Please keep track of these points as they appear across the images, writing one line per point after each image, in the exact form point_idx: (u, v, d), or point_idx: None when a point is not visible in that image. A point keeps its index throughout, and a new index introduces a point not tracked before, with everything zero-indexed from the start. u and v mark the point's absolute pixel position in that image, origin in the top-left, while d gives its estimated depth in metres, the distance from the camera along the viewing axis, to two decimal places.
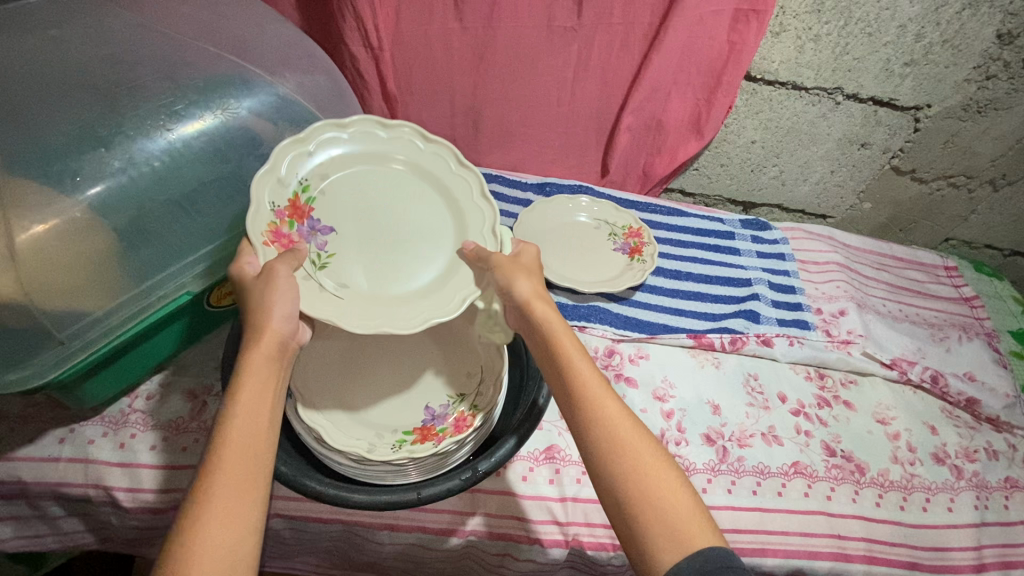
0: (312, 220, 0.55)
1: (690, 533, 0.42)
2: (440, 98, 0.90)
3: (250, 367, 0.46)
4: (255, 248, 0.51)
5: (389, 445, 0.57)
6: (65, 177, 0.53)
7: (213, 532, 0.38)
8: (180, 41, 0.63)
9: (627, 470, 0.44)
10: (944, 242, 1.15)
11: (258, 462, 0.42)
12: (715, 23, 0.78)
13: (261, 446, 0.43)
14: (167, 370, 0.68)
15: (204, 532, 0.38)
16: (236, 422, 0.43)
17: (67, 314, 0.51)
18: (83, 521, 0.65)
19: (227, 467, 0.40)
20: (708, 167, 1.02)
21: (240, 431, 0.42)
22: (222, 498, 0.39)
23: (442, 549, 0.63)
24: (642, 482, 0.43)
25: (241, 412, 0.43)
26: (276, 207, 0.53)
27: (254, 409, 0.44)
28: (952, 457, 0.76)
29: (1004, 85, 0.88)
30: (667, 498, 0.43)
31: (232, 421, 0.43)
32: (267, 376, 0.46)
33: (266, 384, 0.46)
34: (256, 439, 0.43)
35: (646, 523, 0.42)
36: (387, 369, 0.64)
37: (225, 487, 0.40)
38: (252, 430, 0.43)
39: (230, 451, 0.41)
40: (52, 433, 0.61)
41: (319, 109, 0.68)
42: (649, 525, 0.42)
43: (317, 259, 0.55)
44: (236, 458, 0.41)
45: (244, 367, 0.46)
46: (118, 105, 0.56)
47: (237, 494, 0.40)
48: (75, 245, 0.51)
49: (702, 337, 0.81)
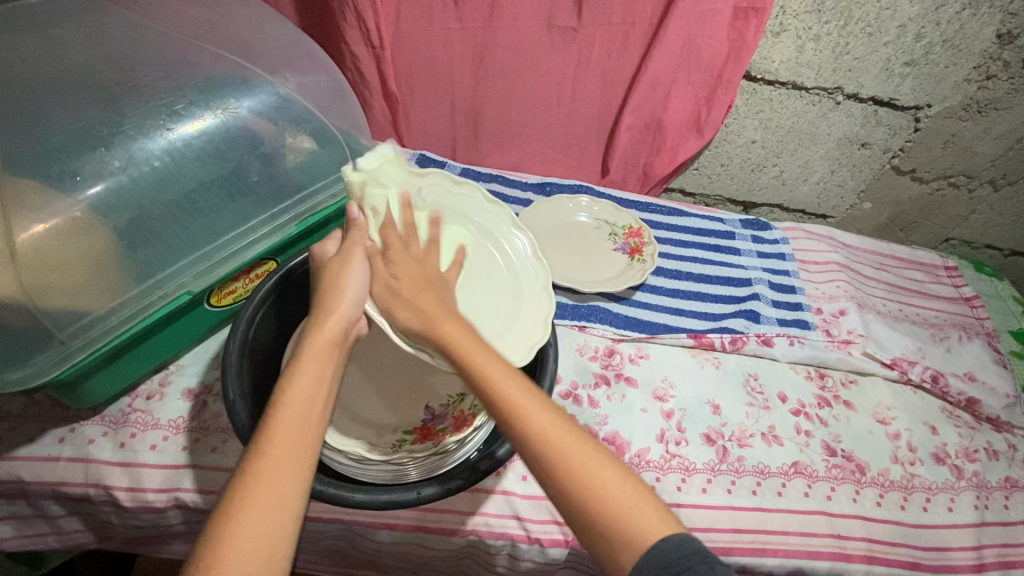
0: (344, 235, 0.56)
1: (643, 522, 0.41)
2: (440, 97, 0.90)
3: (309, 352, 0.45)
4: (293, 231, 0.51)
5: (389, 444, 0.58)
6: (66, 176, 0.52)
7: (253, 520, 0.37)
8: (180, 41, 0.63)
9: (566, 476, 0.42)
10: (944, 242, 1.15)
11: (304, 452, 0.41)
12: (715, 22, 0.78)
13: (310, 435, 0.42)
14: (168, 369, 0.68)
15: (242, 521, 0.37)
16: (288, 407, 0.42)
17: (67, 314, 0.51)
18: (83, 520, 0.65)
19: (274, 454, 0.40)
20: (708, 167, 1.02)
21: (290, 419, 0.42)
22: (265, 483, 0.39)
23: (442, 549, 0.63)
24: (585, 482, 0.42)
25: (292, 397, 0.43)
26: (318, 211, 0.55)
27: (306, 396, 0.43)
28: (953, 457, 0.76)
29: (1005, 85, 0.88)
30: (616, 490, 0.42)
31: (284, 406, 0.42)
32: (322, 363, 0.46)
33: (320, 372, 0.45)
34: (305, 427, 0.42)
35: (600, 522, 0.41)
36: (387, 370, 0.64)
37: (269, 472, 0.39)
38: (304, 418, 0.42)
39: (280, 437, 0.41)
40: (52, 433, 0.61)
41: (320, 107, 0.68)
42: (603, 527, 0.41)
43: (350, 265, 0.53)
44: (285, 446, 0.41)
45: (303, 352, 0.45)
46: (119, 105, 0.56)
47: (279, 484, 0.39)
48: (75, 243, 0.52)
49: (702, 337, 0.81)
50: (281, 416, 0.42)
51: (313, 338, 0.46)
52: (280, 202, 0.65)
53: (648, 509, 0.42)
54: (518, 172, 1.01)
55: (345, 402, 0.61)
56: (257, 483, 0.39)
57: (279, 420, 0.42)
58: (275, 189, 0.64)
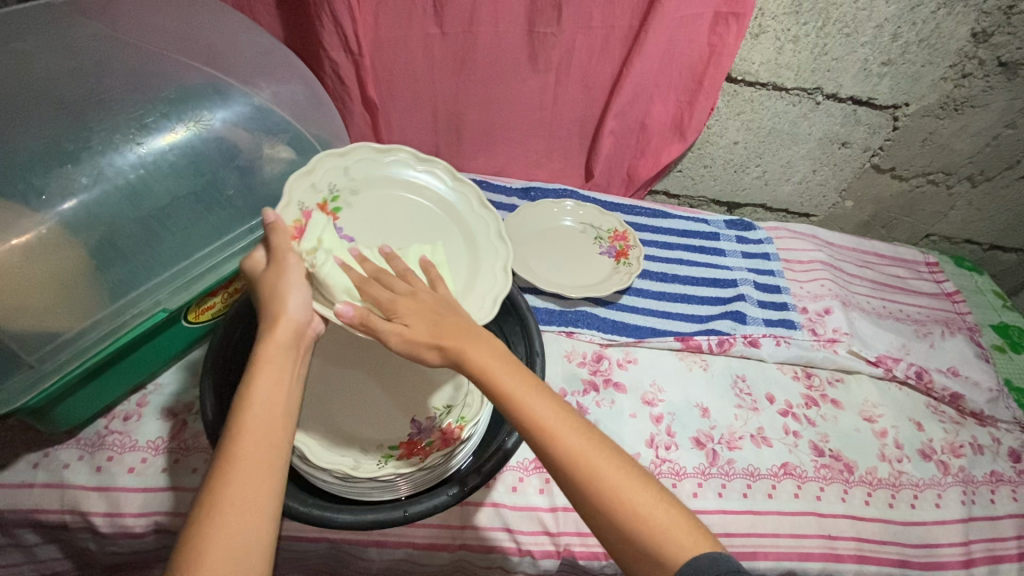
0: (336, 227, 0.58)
1: (681, 544, 0.41)
2: (421, 103, 0.89)
3: (266, 358, 0.46)
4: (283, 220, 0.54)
5: (374, 461, 0.56)
6: (30, 194, 0.51)
7: (226, 528, 0.38)
8: (149, 52, 0.61)
9: (606, 502, 0.42)
10: (925, 238, 1.17)
11: (272, 452, 0.42)
12: (695, 25, 0.78)
13: (276, 437, 0.42)
14: (146, 389, 0.66)
15: (215, 528, 0.37)
16: (250, 415, 0.43)
17: (36, 336, 0.50)
18: (60, 547, 0.63)
19: (238, 461, 0.40)
20: (692, 169, 1.03)
21: (253, 424, 0.42)
22: (235, 493, 0.39)
23: (432, 563, 0.62)
24: (621, 505, 0.42)
25: (256, 402, 0.43)
26: (304, 206, 0.56)
27: (270, 398, 0.44)
28: (939, 453, 0.77)
29: (980, 83, 0.89)
30: (649, 511, 0.42)
31: (247, 411, 0.43)
32: (284, 368, 0.46)
33: (282, 376, 0.46)
34: (273, 429, 0.43)
35: (636, 546, 0.41)
36: (371, 379, 0.63)
37: (237, 482, 0.39)
38: (267, 422, 0.43)
39: (244, 444, 0.41)
40: (24, 459, 0.59)
41: (296, 117, 0.67)
42: (642, 549, 0.41)
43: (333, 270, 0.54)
44: (253, 450, 0.41)
45: (260, 357, 0.46)
46: (85, 119, 0.55)
47: (249, 488, 0.39)
48: (44, 262, 0.50)
49: (690, 340, 0.81)
50: (245, 422, 0.42)
51: (270, 346, 0.47)
52: (258, 215, 0.63)
53: (686, 531, 0.42)
54: (503, 177, 1.00)
55: (326, 415, 0.59)
56: (226, 492, 0.39)
57: (246, 427, 0.42)
58: (253, 201, 0.63)
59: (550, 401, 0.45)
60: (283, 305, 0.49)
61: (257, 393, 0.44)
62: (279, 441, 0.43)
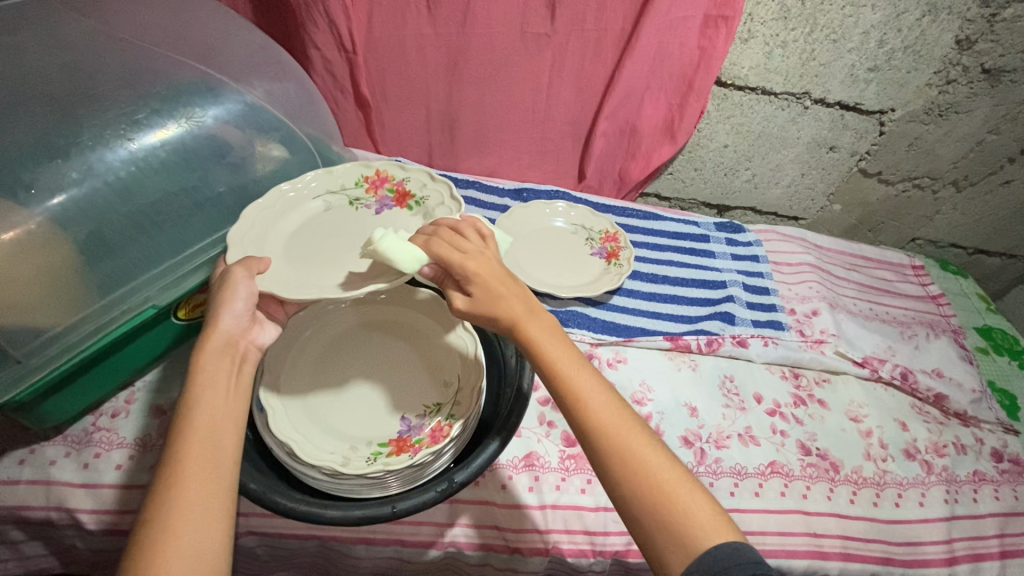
0: (384, 202, 0.63)
1: (701, 525, 0.42)
2: (415, 103, 0.89)
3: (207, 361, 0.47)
4: (382, 163, 0.65)
5: (363, 458, 0.56)
6: (19, 189, 0.50)
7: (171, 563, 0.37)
8: (140, 48, 0.62)
9: (625, 468, 0.44)
10: (911, 241, 1.19)
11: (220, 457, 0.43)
12: (685, 29, 0.79)
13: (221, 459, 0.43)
14: (134, 386, 0.66)
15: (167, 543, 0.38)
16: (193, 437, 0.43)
17: (23, 331, 0.49)
18: (45, 545, 0.62)
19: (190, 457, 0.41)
20: (682, 171, 1.04)
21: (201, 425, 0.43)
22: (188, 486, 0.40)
23: (420, 561, 0.62)
24: (641, 479, 0.44)
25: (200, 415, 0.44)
26: (404, 184, 0.64)
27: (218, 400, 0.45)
28: (922, 452, 0.78)
29: (964, 89, 0.90)
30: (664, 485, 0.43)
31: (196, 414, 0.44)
32: (219, 371, 0.47)
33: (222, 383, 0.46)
34: (214, 447, 0.43)
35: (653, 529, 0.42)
36: (372, 353, 0.66)
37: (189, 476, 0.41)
38: (211, 427, 0.43)
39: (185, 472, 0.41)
40: (12, 455, 0.59)
41: (288, 115, 0.68)
42: (655, 515, 0.43)
43: (354, 199, 0.63)
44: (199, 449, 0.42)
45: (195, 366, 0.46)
46: (76, 113, 0.55)
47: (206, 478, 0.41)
48: (33, 257, 0.49)
49: (679, 340, 0.82)
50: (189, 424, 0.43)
51: (209, 355, 0.47)
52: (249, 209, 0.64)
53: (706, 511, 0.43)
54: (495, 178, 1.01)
55: (348, 405, 0.61)
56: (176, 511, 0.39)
57: (185, 455, 0.42)
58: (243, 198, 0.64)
59: (589, 374, 0.48)
60: (217, 315, 0.49)
61: (198, 415, 0.44)
62: (223, 462, 0.43)
